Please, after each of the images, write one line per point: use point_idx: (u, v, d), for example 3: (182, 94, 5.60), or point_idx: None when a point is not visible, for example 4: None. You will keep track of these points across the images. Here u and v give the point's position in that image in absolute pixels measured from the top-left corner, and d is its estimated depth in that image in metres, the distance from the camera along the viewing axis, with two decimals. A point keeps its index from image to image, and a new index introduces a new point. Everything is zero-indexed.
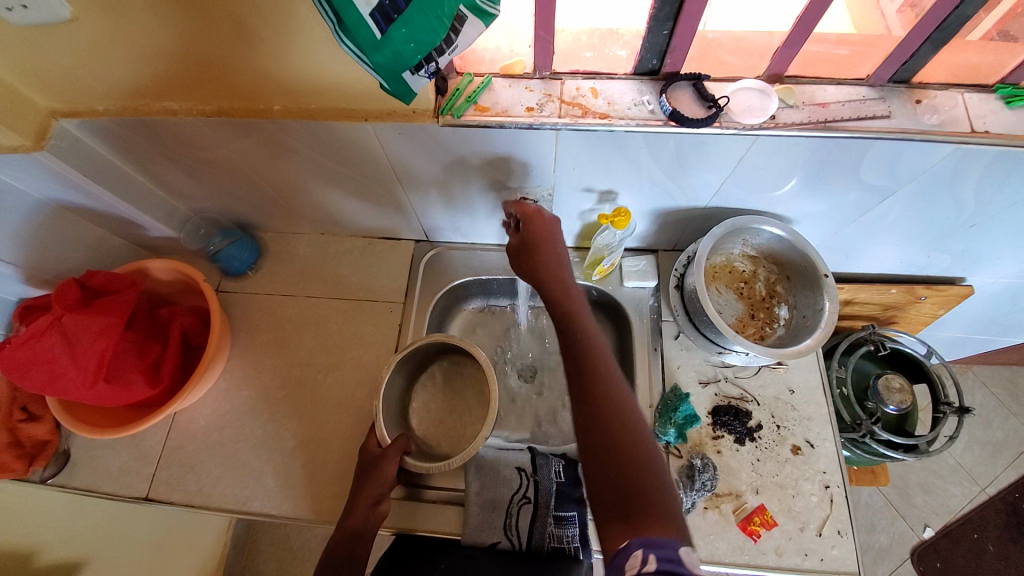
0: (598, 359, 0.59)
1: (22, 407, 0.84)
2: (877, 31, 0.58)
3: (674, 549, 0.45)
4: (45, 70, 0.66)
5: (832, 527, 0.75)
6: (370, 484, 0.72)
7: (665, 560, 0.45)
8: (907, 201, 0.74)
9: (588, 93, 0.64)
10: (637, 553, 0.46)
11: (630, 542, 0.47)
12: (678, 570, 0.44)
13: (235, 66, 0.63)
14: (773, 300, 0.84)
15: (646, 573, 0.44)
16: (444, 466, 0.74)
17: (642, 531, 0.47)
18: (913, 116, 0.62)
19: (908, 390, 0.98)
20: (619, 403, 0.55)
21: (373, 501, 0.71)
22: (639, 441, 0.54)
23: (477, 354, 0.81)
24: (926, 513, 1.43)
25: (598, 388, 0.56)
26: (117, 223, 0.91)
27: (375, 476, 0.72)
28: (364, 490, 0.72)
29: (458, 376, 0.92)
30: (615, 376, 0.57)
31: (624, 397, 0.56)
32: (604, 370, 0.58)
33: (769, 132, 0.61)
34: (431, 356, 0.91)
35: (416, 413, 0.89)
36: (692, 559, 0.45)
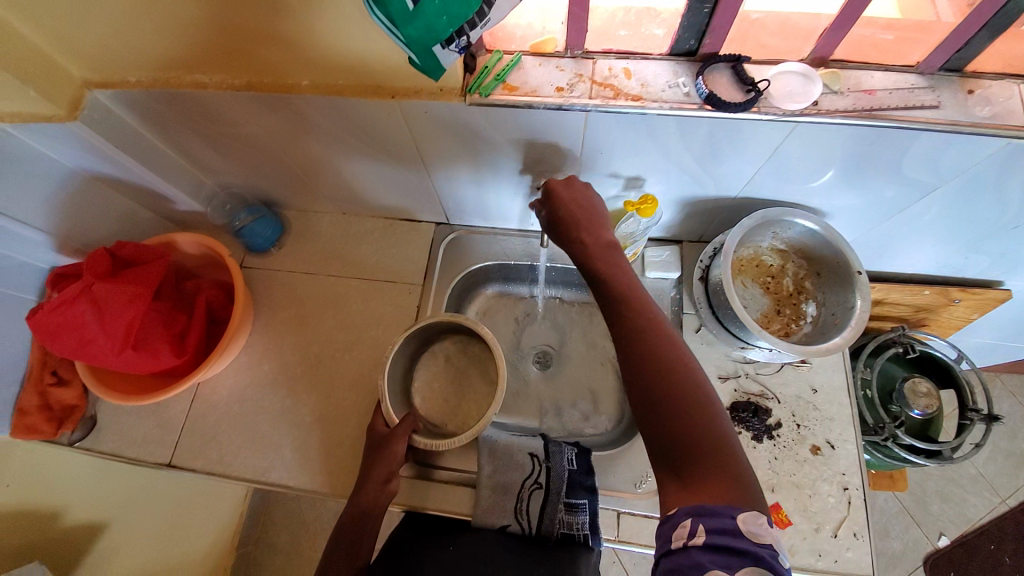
0: (638, 310, 0.57)
1: (52, 371, 0.87)
2: (926, 17, 0.57)
3: (732, 519, 0.44)
4: (79, 39, 0.66)
5: (848, 529, 0.74)
6: (381, 461, 0.73)
7: (717, 530, 0.44)
8: (949, 199, 0.70)
9: (620, 74, 0.62)
10: (686, 522, 0.46)
11: (679, 510, 0.47)
12: (733, 541, 0.43)
13: (265, 40, 0.63)
14: (801, 296, 0.82)
15: (695, 545, 0.44)
16: (455, 441, 0.74)
17: (700, 499, 0.46)
18: (964, 107, 0.59)
19: (936, 395, 0.95)
20: (666, 359, 0.53)
21: (384, 478, 0.72)
22: (697, 400, 0.51)
23: (483, 334, 0.80)
24: (943, 522, 1.40)
25: (642, 345, 0.55)
26: (146, 195, 0.92)
27: (386, 453, 0.73)
28: (374, 468, 0.72)
29: (464, 356, 0.92)
30: (659, 330, 0.55)
31: (675, 353, 0.54)
32: (645, 325, 0.56)
33: (810, 118, 0.58)
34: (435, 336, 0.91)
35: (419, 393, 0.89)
36: (752, 526, 0.44)
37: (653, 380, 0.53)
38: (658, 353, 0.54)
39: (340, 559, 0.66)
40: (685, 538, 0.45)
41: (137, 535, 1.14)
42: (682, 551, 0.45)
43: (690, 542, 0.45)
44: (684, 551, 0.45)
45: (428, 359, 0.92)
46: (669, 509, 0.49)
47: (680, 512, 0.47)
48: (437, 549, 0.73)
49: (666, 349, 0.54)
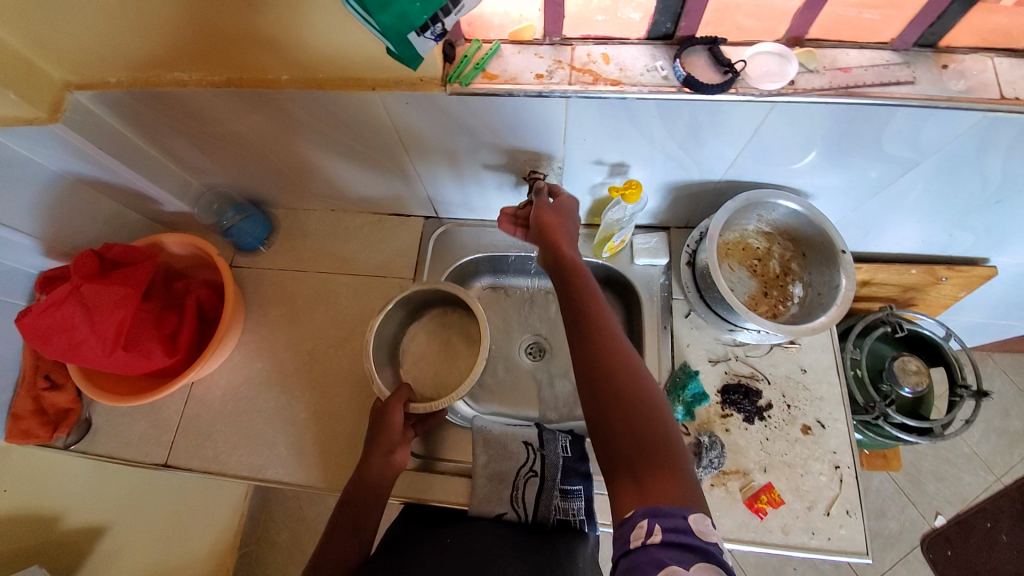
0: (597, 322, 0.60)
1: (45, 375, 0.87)
2: None
3: (684, 519, 0.45)
4: (58, 41, 0.66)
5: (841, 506, 0.75)
6: (382, 434, 0.73)
7: (672, 529, 0.45)
8: (930, 175, 0.71)
9: (599, 59, 0.62)
10: (642, 523, 0.46)
11: (636, 511, 0.47)
12: (685, 540, 0.44)
13: (244, 36, 0.63)
14: (788, 277, 0.83)
15: (652, 544, 0.44)
16: (453, 398, 0.76)
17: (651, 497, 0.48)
18: (939, 82, 0.59)
19: (925, 372, 0.96)
20: (623, 368, 0.55)
21: (386, 451, 0.72)
22: (652, 409, 0.53)
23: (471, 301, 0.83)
24: (939, 501, 1.42)
25: (601, 352, 0.57)
26: (132, 197, 0.92)
27: (384, 426, 0.74)
28: (377, 441, 0.73)
29: (446, 326, 0.95)
30: (617, 341, 0.58)
31: (631, 364, 0.56)
32: (604, 335, 0.58)
33: (788, 98, 0.59)
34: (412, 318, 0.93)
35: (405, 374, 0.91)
36: (702, 526, 0.45)
37: (605, 383, 0.55)
38: (614, 363, 0.56)
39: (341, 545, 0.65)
40: (641, 538, 0.45)
41: (137, 538, 1.15)
42: (640, 550, 0.44)
43: (647, 541, 0.44)
44: (642, 550, 0.44)
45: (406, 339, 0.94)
46: (624, 511, 0.49)
47: (638, 512, 0.47)
48: (433, 540, 0.72)
49: (623, 359, 0.56)
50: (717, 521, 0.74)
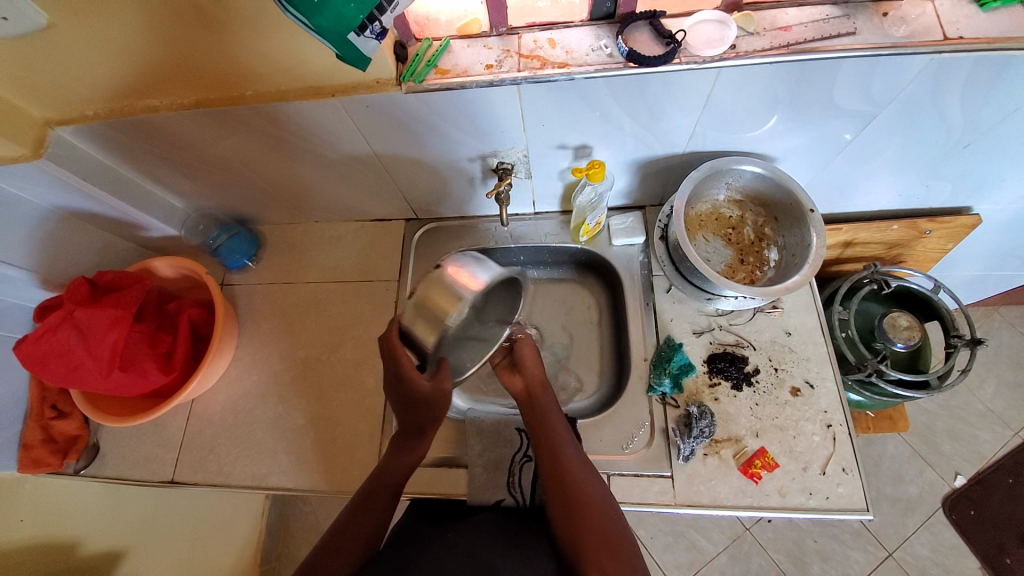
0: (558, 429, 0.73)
1: (53, 405, 0.91)
2: None
3: None
4: (34, 79, 0.69)
5: (837, 465, 0.75)
6: (433, 408, 0.68)
7: None
8: (891, 127, 0.71)
9: (545, 44, 0.64)
10: None
11: None
12: None
13: (206, 57, 0.66)
14: (763, 243, 0.83)
15: None
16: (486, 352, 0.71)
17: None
18: (880, 30, 0.60)
19: (917, 326, 0.95)
20: (580, 466, 0.69)
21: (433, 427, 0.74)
22: (604, 499, 0.66)
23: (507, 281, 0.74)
24: (956, 461, 1.39)
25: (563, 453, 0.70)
26: (120, 225, 0.95)
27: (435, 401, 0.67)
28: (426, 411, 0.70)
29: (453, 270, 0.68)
30: (574, 445, 0.71)
31: (585, 465, 0.70)
32: (564, 440, 0.71)
33: (731, 62, 0.60)
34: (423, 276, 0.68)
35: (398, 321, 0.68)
36: None
37: (566, 480, 0.68)
38: (573, 464, 0.69)
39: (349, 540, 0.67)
40: None
41: (155, 560, 1.17)
42: None
43: None
44: None
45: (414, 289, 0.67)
46: None
47: None
48: (436, 536, 0.70)
49: (579, 461, 0.70)
50: (713, 489, 0.75)
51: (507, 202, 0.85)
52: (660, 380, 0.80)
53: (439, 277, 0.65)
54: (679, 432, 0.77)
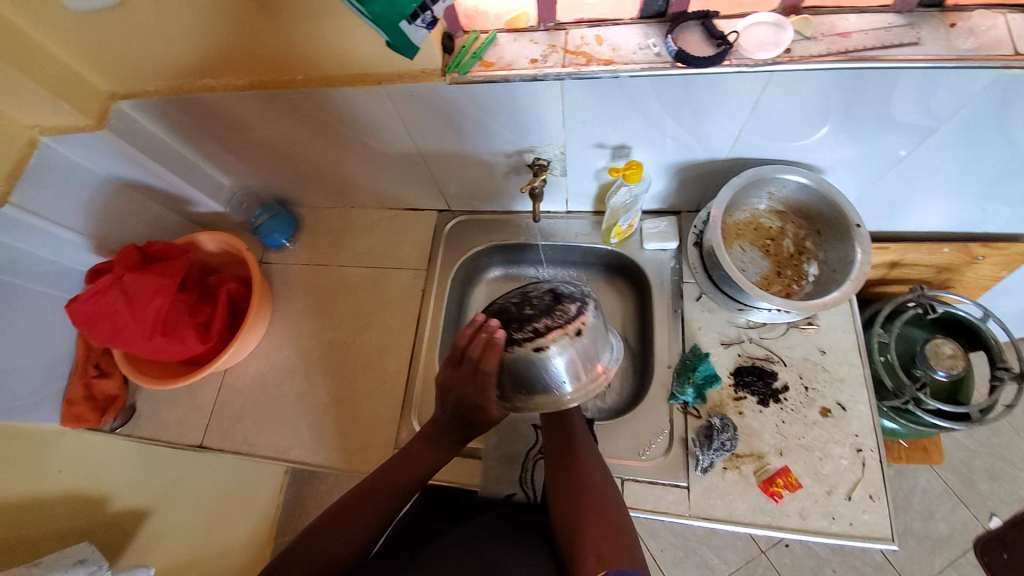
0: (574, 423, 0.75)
1: (95, 364, 0.97)
2: None
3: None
4: (104, 54, 0.74)
5: (863, 491, 0.72)
6: (475, 428, 0.73)
7: None
8: (951, 144, 0.68)
9: (592, 41, 0.63)
10: None
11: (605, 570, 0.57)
12: None
13: (262, 41, 0.68)
14: (802, 256, 0.80)
15: None
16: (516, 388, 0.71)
17: (611, 568, 0.58)
18: (946, 41, 0.57)
19: (961, 356, 0.90)
20: (590, 458, 0.71)
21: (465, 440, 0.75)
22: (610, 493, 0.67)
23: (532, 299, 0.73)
24: (993, 502, 1.32)
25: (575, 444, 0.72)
26: (170, 198, 1.00)
27: (482, 423, 0.72)
28: (469, 430, 0.73)
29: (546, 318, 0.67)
30: (587, 439, 0.74)
31: (596, 459, 0.72)
32: (578, 433, 0.74)
33: (785, 66, 0.58)
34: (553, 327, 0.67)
35: (507, 360, 0.66)
36: None
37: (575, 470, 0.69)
38: (585, 455, 0.71)
39: (348, 529, 0.68)
40: None
41: (179, 522, 1.22)
42: None
43: None
44: None
45: (553, 337, 0.65)
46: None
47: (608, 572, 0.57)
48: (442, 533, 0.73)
49: (591, 454, 0.71)
50: (730, 504, 0.73)
51: (540, 198, 0.86)
52: (683, 389, 0.78)
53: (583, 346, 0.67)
54: (699, 443, 0.76)
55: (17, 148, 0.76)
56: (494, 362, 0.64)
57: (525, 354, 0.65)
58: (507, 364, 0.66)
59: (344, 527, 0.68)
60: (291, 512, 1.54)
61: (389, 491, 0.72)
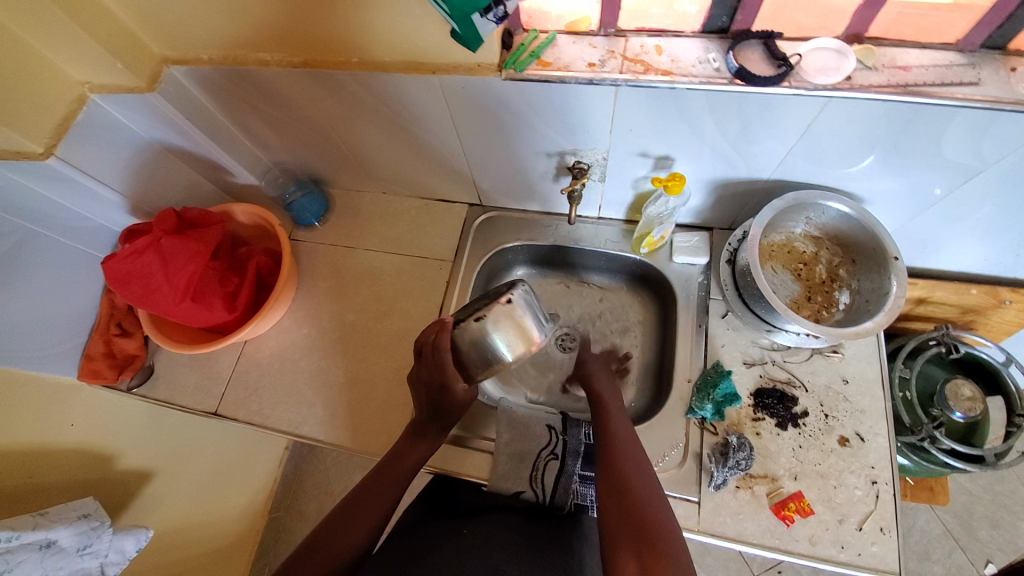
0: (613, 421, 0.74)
1: (118, 323, 0.98)
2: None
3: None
4: (162, 18, 0.75)
5: (875, 523, 0.72)
6: (450, 415, 0.77)
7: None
8: (996, 186, 0.68)
9: (651, 50, 0.64)
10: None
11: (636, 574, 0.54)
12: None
13: (321, 21, 0.69)
14: (834, 284, 0.81)
15: None
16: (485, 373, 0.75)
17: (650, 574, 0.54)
18: (1005, 84, 0.57)
19: (980, 399, 0.91)
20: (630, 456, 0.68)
21: (443, 428, 0.78)
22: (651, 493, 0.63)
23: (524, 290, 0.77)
24: (991, 549, 1.31)
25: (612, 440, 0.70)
26: (207, 167, 1.01)
27: (454, 408, 0.77)
28: (445, 418, 0.77)
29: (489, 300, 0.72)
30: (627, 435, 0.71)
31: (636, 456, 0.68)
32: (616, 431, 0.72)
33: (843, 93, 0.58)
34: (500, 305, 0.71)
35: (457, 338, 0.72)
36: None
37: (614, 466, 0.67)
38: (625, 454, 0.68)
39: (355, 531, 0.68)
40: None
41: (181, 486, 1.23)
42: None
43: None
44: None
45: (489, 312, 0.70)
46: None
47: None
48: (450, 531, 0.72)
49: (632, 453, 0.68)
50: (740, 524, 0.73)
51: (577, 202, 0.86)
52: (703, 404, 0.78)
53: (516, 319, 0.72)
54: (714, 460, 0.76)
55: (67, 102, 0.77)
56: (447, 341, 0.71)
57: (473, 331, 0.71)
58: (459, 342, 0.72)
59: (349, 523, 0.68)
60: (288, 489, 1.54)
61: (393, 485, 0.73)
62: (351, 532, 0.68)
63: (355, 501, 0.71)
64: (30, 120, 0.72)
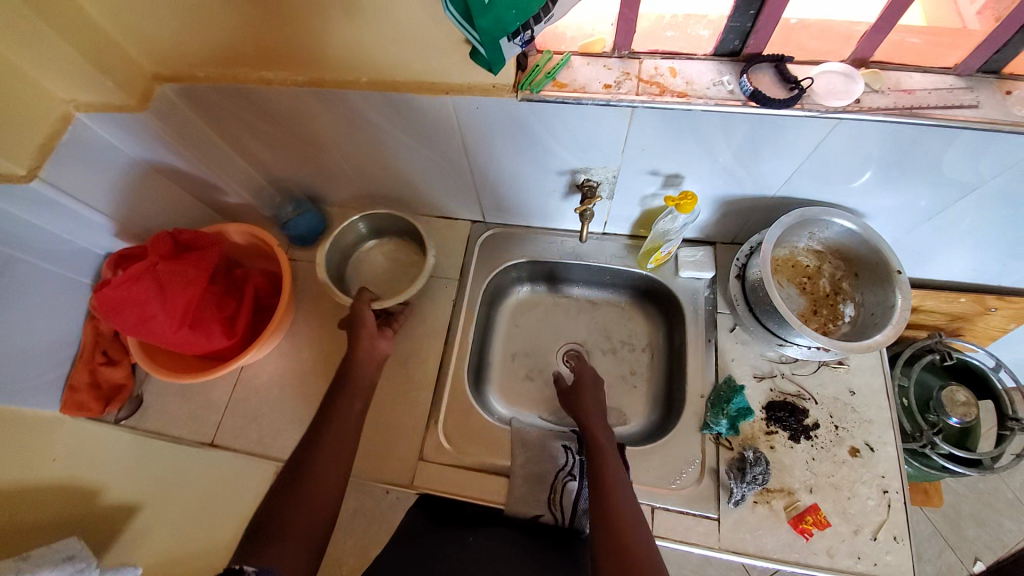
0: (597, 426, 0.75)
1: (103, 351, 0.93)
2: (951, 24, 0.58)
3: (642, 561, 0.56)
4: (159, 36, 0.72)
5: (889, 532, 0.73)
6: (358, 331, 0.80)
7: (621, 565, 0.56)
8: (988, 202, 0.71)
9: (666, 72, 0.65)
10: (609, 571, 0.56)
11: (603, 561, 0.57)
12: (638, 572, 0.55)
13: (329, 39, 0.67)
14: (839, 297, 0.83)
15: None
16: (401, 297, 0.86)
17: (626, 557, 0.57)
18: (1002, 107, 0.60)
19: (974, 404, 0.95)
20: (609, 457, 0.70)
21: (361, 351, 0.79)
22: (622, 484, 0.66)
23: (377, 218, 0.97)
24: (978, 546, 1.35)
25: (594, 440, 0.73)
26: (198, 185, 0.97)
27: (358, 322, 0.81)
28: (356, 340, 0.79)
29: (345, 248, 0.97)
30: (603, 436, 0.73)
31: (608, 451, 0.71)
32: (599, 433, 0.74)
33: (853, 115, 0.60)
34: (371, 233, 1.00)
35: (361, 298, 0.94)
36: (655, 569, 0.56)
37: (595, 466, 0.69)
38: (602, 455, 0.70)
39: (323, 499, 0.64)
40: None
41: None
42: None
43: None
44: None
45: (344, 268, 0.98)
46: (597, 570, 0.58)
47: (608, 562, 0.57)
48: (457, 537, 0.75)
49: (608, 453, 0.70)
50: (758, 539, 0.73)
51: (588, 220, 0.86)
52: (717, 420, 0.79)
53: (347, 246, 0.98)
54: (732, 475, 0.76)
55: (51, 121, 0.73)
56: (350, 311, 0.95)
57: (380, 255, 1.01)
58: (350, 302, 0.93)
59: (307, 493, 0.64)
60: None
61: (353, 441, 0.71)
62: (310, 512, 0.62)
63: (303, 481, 0.64)
64: (14, 140, 0.68)
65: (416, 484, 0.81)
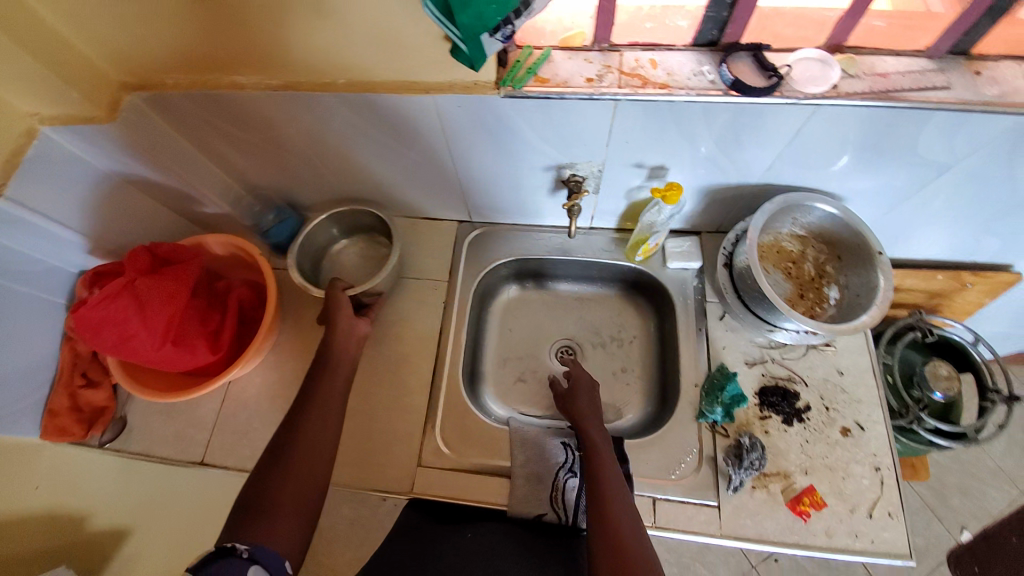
0: (591, 424, 0.76)
1: (83, 372, 0.89)
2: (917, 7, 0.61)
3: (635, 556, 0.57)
4: (126, 43, 0.69)
5: (883, 509, 0.74)
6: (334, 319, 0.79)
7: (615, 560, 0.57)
8: (961, 181, 0.73)
9: (647, 64, 0.65)
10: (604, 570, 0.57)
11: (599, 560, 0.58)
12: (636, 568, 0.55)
13: (304, 41, 0.66)
14: (823, 280, 0.84)
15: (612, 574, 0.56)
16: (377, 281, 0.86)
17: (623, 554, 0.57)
18: (972, 86, 0.61)
19: (955, 377, 0.98)
20: (604, 455, 0.70)
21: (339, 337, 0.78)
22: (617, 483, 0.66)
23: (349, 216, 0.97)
24: (964, 515, 1.39)
25: (588, 438, 0.73)
26: (174, 197, 0.94)
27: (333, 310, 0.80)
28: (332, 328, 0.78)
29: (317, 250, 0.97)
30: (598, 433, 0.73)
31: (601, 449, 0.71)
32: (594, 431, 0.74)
33: (831, 100, 0.61)
34: (343, 234, 1.00)
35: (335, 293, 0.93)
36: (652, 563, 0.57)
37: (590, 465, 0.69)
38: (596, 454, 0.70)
39: (306, 497, 0.62)
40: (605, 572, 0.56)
41: None
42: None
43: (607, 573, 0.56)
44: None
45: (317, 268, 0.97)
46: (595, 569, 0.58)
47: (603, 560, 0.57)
48: (456, 534, 0.76)
49: (602, 450, 0.71)
50: (758, 524, 0.74)
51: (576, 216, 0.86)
52: (712, 408, 0.79)
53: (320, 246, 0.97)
54: (730, 462, 0.77)
55: (14, 136, 0.70)
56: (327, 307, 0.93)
57: (354, 255, 1.01)
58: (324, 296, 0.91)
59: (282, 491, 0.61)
60: None
61: (338, 425, 0.70)
62: (291, 514, 0.60)
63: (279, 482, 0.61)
64: None
65: (416, 491, 0.79)
